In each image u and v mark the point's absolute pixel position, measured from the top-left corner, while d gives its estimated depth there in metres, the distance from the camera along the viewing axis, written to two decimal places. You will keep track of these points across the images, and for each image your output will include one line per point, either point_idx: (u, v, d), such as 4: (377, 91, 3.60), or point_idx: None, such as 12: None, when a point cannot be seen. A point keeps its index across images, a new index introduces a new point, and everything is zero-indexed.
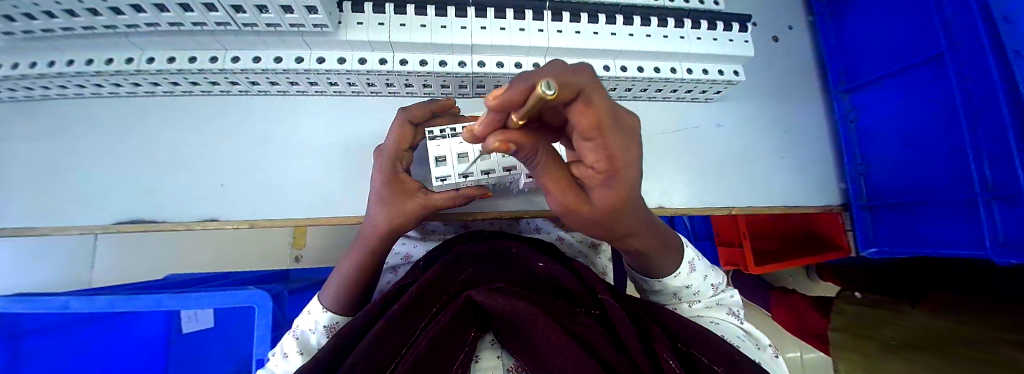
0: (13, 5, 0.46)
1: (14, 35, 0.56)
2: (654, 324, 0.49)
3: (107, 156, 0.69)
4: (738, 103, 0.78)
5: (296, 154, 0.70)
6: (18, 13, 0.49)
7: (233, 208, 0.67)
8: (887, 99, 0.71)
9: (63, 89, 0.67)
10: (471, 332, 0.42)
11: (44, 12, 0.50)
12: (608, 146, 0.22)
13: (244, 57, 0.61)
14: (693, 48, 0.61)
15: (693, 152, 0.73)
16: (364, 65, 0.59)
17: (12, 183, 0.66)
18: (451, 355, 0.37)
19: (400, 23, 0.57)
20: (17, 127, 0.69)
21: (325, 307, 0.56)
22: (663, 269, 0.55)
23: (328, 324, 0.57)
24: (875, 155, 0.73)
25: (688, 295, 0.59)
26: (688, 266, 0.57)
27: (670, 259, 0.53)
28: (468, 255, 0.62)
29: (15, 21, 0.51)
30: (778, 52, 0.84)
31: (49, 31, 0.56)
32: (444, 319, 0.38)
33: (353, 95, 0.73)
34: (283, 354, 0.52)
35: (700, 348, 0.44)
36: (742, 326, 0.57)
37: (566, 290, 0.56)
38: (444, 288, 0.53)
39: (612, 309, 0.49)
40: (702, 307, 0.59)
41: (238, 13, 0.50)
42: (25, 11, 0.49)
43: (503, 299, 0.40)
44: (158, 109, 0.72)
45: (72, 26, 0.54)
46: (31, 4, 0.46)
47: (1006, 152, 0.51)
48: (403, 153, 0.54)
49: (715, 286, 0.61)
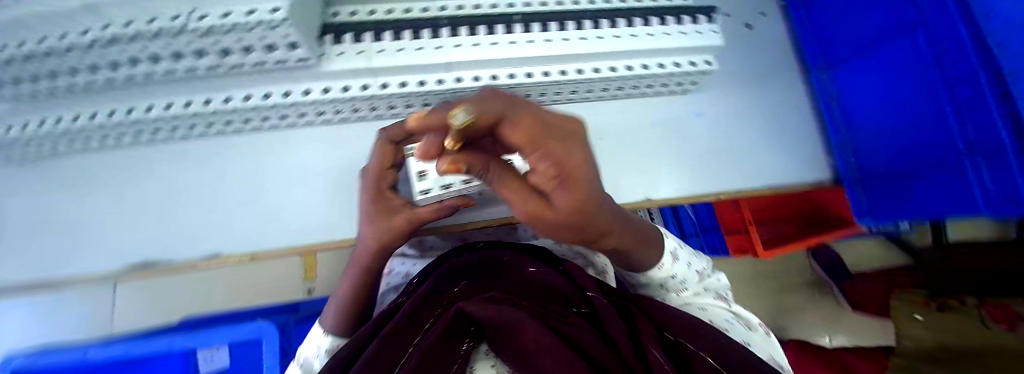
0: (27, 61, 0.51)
1: (26, 95, 0.61)
2: (642, 317, 0.50)
3: (113, 203, 0.72)
4: (718, 92, 0.79)
5: (292, 183, 0.72)
6: (32, 70, 0.53)
7: (236, 240, 0.69)
8: (869, 68, 0.70)
9: (71, 144, 0.71)
10: (465, 342, 0.43)
11: (55, 68, 0.55)
12: (553, 158, 0.18)
13: (234, 97, 0.64)
14: (662, 43, 0.62)
15: (677, 143, 0.74)
16: (347, 92, 0.61)
17: (25, 237, 0.70)
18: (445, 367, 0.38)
19: (378, 49, 0.59)
20: (30, 184, 0.73)
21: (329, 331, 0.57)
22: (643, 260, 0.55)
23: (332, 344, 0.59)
24: (858, 127, 0.74)
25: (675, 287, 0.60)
26: (671, 256, 0.57)
27: (651, 253, 0.53)
28: (461, 266, 0.63)
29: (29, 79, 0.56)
30: (750, 39, 0.85)
31: (55, 89, 0.60)
32: (434, 334, 0.40)
33: (342, 122, 0.76)
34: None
35: (685, 337, 0.46)
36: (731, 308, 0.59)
37: (558, 293, 0.57)
38: (439, 300, 0.55)
39: (602, 307, 0.51)
40: (691, 295, 0.61)
41: (228, 55, 0.55)
42: (36, 67, 0.54)
43: (490, 307, 0.41)
44: (160, 153, 0.76)
45: (77, 82, 0.58)
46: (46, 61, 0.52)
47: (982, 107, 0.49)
48: (388, 170, 0.54)
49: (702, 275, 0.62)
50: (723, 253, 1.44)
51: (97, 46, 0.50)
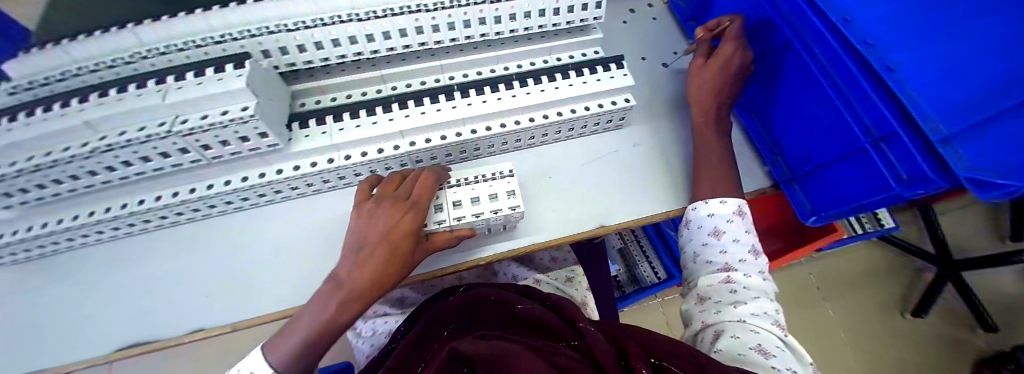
0: (45, 175, 0.62)
1: (43, 200, 0.71)
2: (631, 342, 0.52)
3: (103, 292, 0.77)
4: (651, 122, 0.88)
5: (270, 253, 0.78)
6: (51, 180, 0.64)
7: (215, 315, 0.73)
8: (771, 85, 0.82)
9: (70, 241, 0.78)
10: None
11: (72, 176, 0.65)
12: None
13: (217, 183, 0.73)
14: (581, 91, 0.72)
15: (621, 172, 0.81)
16: (314, 167, 0.70)
17: (21, 333, 0.74)
18: None
19: (339, 128, 0.70)
20: (34, 280, 0.79)
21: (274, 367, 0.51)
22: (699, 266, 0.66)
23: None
24: (779, 135, 0.83)
25: (718, 305, 0.57)
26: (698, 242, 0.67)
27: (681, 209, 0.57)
28: (453, 309, 0.67)
29: (48, 186, 0.66)
30: (672, 76, 0.94)
31: (73, 190, 0.71)
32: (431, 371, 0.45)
33: (315, 194, 0.84)
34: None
35: (671, 359, 0.46)
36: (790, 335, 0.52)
37: (547, 328, 0.58)
38: (430, 345, 0.58)
39: (593, 340, 0.51)
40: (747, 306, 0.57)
41: (208, 149, 0.65)
42: (54, 178, 0.64)
43: (488, 344, 0.46)
44: (150, 241, 0.82)
45: (90, 183, 0.69)
46: (61, 171, 0.62)
47: (867, 99, 0.58)
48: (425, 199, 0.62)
49: (748, 275, 0.60)
50: None
51: (94, 155, 0.59)
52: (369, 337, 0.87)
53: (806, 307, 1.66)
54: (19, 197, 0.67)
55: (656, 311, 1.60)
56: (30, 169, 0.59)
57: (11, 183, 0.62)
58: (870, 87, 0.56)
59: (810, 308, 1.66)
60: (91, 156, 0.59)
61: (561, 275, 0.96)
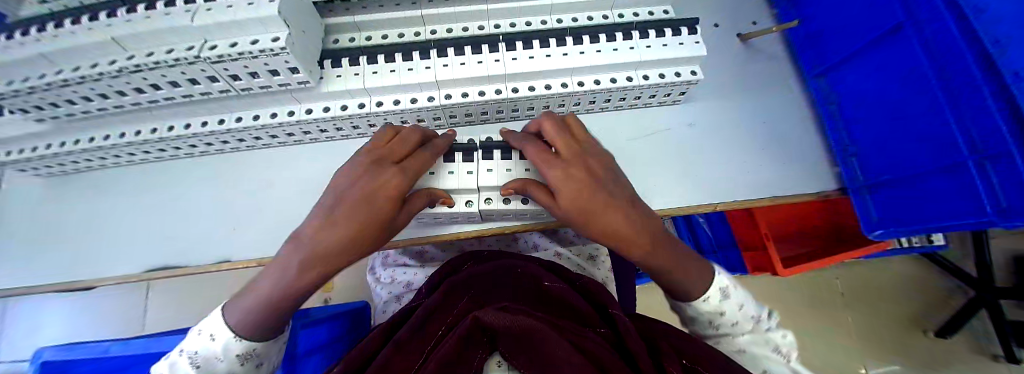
0: (75, 91, 0.60)
1: (77, 117, 0.71)
2: (663, 340, 0.49)
3: (139, 212, 0.80)
4: (708, 101, 0.79)
5: (296, 194, 0.78)
6: (81, 97, 0.62)
7: (242, 248, 0.74)
8: (868, 74, 0.70)
9: (106, 159, 0.80)
10: (477, 353, 0.43)
11: (100, 94, 0.63)
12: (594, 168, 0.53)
13: (246, 117, 0.71)
14: (643, 56, 0.64)
15: (668, 153, 0.74)
16: (345, 110, 0.67)
17: (70, 240, 0.79)
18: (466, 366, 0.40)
19: (373, 70, 0.65)
20: (77, 192, 0.83)
21: (235, 327, 0.45)
22: (696, 289, 0.52)
23: (242, 351, 0.47)
24: (858, 134, 0.72)
25: (726, 322, 0.53)
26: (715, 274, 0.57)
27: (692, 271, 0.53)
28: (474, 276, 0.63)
29: (79, 104, 0.65)
30: (741, 52, 0.84)
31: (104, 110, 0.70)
32: (451, 343, 0.41)
33: (344, 139, 0.82)
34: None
35: (706, 363, 0.43)
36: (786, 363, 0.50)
37: (573, 311, 0.56)
38: (448, 311, 0.54)
39: (625, 329, 0.48)
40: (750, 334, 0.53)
41: (235, 80, 0.61)
42: (83, 95, 0.63)
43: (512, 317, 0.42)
44: (180, 169, 0.83)
45: (120, 104, 0.67)
46: (90, 89, 0.60)
47: (985, 108, 0.50)
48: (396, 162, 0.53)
49: (741, 304, 0.53)
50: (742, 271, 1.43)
51: (121, 75, 0.56)
52: (388, 284, 0.92)
53: (809, 318, 1.60)
54: (53, 111, 0.67)
55: None
56: (60, 84, 0.57)
57: (43, 96, 0.61)
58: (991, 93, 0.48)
59: (814, 319, 1.60)
60: (117, 75, 0.56)
61: (583, 251, 0.94)
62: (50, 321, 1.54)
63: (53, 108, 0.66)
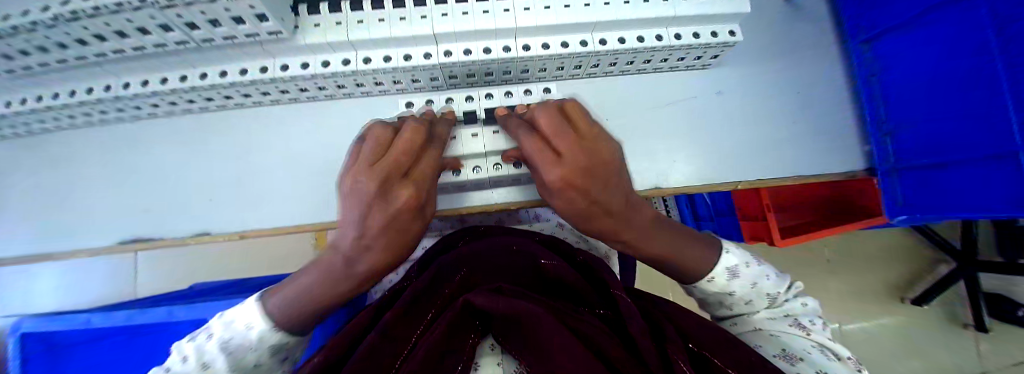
0: (2, 43, 0.50)
1: (14, 71, 0.61)
2: (667, 322, 0.46)
3: (109, 181, 0.73)
4: (739, 66, 0.71)
5: (280, 163, 0.71)
6: (9, 49, 0.52)
7: (225, 223, 0.68)
8: (914, 46, 0.63)
9: (59, 121, 0.71)
10: (469, 338, 0.40)
11: (35, 47, 0.53)
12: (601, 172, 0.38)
13: (213, 73, 0.62)
14: (678, 10, 0.55)
15: (690, 124, 0.68)
16: (327, 67, 0.58)
17: (36, 212, 0.73)
18: (452, 360, 0.37)
19: (358, 19, 0.55)
20: (34, 158, 0.75)
21: (268, 325, 0.46)
22: (700, 269, 0.49)
23: (276, 342, 0.48)
24: (897, 112, 0.67)
25: (738, 301, 0.51)
26: (728, 274, 0.50)
27: (695, 252, 0.49)
28: (467, 254, 0.59)
29: (10, 58, 0.55)
30: (779, 10, 0.74)
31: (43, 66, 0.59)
32: (435, 334, 0.36)
33: (329, 100, 0.73)
34: (182, 358, 0.45)
35: (714, 350, 0.40)
36: (809, 337, 0.45)
37: (572, 290, 0.52)
38: (438, 293, 0.51)
39: (626, 312, 0.44)
40: (764, 318, 0.50)
41: (194, 30, 0.51)
42: (14, 47, 0.52)
43: (504, 300, 0.38)
44: (147, 133, 0.74)
45: (63, 58, 0.57)
46: (23, 41, 0.50)
47: None
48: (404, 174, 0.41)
49: (755, 282, 0.50)
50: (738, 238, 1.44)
51: (56, 25, 0.46)
52: None
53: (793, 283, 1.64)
54: None
55: None
56: None
57: None
58: None
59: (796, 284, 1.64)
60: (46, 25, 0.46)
61: None
62: (40, 288, 1.51)
63: None
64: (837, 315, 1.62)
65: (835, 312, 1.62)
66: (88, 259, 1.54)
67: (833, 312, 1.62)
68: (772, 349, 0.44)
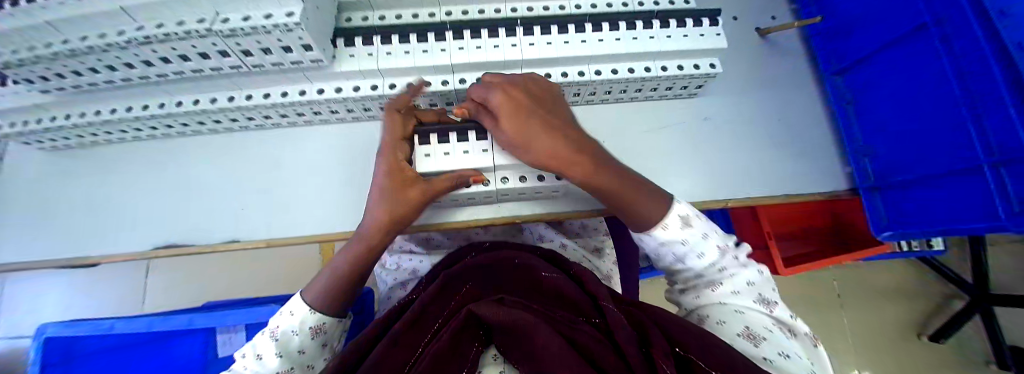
0: (80, 61, 0.58)
1: (80, 88, 0.69)
2: (653, 327, 0.44)
3: (147, 189, 0.80)
4: (723, 95, 0.78)
5: (304, 178, 0.77)
6: (85, 68, 0.60)
7: (248, 230, 0.74)
8: (888, 74, 0.69)
9: (110, 134, 0.79)
10: (475, 346, 0.42)
11: (106, 66, 0.61)
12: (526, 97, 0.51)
13: (256, 95, 0.70)
14: (663, 46, 0.63)
15: (681, 147, 0.74)
16: (357, 92, 0.66)
17: (75, 216, 0.79)
18: (461, 361, 0.39)
19: (387, 52, 0.64)
20: (82, 167, 0.82)
21: (313, 307, 0.54)
22: (648, 214, 0.51)
23: (315, 324, 0.54)
24: (877, 136, 0.72)
25: (691, 253, 0.52)
26: (679, 222, 0.50)
27: (648, 203, 0.51)
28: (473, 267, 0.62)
29: (84, 75, 0.63)
30: (758, 47, 0.83)
31: (108, 82, 0.68)
32: (446, 336, 0.39)
33: (353, 121, 0.81)
34: (242, 354, 0.52)
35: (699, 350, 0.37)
36: (771, 313, 0.46)
37: (568, 301, 0.53)
38: (445, 302, 0.53)
39: (614, 323, 0.44)
40: (726, 290, 0.49)
41: (246, 56, 0.60)
42: (90, 66, 0.61)
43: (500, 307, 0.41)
44: (186, 147, 0.82)
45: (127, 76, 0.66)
46: (95, 59, 0.58)
47: (1002, 112, 0.50)
48: (400, 142, 0.56)
49: (704, 234, 0.51)
50: None
51: (128, 47, 0.54)
52: (394, 271, 0.92)
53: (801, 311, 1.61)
54: (57, 82, 0.65)
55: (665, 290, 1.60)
56: (64, 54, 0.55)
57: (47, 67, 0.58)
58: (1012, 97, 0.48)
59: (808, 313, 1.61)
60: (122, 46, 0.54)
61: (589, 243, 0.94)
62: (50, 300, 1.54)
63: (57, 79, 0.64)
64: (855, 351, 1.56)
65: (853, 348, 1.56)
66: (99, 271, 1.58)
67: (852, 349, 1.56)
68: (737, 327, 0.43)
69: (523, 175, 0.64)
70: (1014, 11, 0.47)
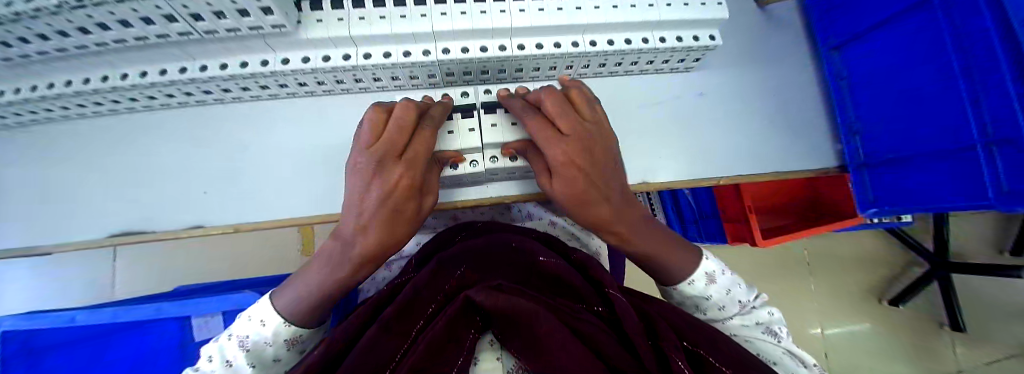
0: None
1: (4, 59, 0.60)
2: (661, 320, 0.45)
3: (98, 173, 0.72)
4: (720, 70, 0.75)
5: (275, 157, 0.71)
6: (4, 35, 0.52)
7: (218, 216, 0.68)
8: (886, 48, 0.67)
9: (49, 112, 0.70)
10: (470, 333, 0.40)
11: (32, 34, 0.53)
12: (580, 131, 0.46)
13: (213, 66, 0.63)
14: (662, 15, 0.59)
15: (674, 125, 0.71)
16: (328, 62, 0.60)
17: (18, 204, 0.71)
18: (455, 351, 0.36)
19: (360, 17, 0.57)
20: (20, 149, 0.73)
21: (286, 319, 0.48)
22: (673, 267, 0.53)
23: (289, 336, 0.50)
24: (869, 112, 0.71)
25: (712, 306, 0.54)
26: (706, 278, 0.53)
27: (681, 258, 0.53)
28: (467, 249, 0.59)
29: (5, 44, 0.54)
30: (757, 19, 0.80)
31: (37, 54, 0.59)
32: (438, 327, 0.37)
33: (327, 95, 0.75)
34: (207, 357, 0.48)
35: (709, 349, 0.40)
36: (780, 345, 0.50)
37: (568, 287, 0.52)
38: (439, 286, 0.51)
39: (621, 311, 0.43)
40: (739, 325, 0.53)
41: (197, 21, 0.52)
42: (10, 33, 0.52)
43: (504, 299, 0.38)
44: (141, 126, 0.74)
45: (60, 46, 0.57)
46: (17, 26, 0.50)
47: (1002, 92, 0.49)
48: (398, 161, 0.44)
49: (728, 288, 0.54)
50: (720, 240, 1.48)
51: (58, 13, 0.46)
52: None
53: (774, 281, 1.69)
54: None
55: None
56: None
57: None
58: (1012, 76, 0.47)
59: (783, 286, 1.69)
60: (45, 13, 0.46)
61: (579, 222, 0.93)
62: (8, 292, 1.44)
63: None
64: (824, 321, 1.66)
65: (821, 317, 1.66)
66: (60, 260, 1.47)
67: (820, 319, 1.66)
68: None
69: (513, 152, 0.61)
70: None
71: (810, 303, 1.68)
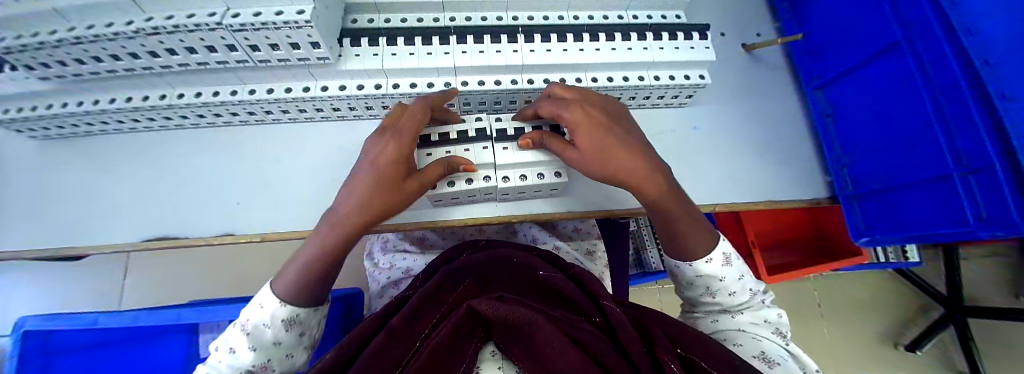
0: (86, 50, 0.58)
1: (80, 77, 0.69)
2: (656, 330, 0.47)
3: (142, 181, 0.79)
4: (712, 105, 0.82)
5: (304, 173, 0.78)
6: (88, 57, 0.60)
7: (246, 225, 0.74)
8: (862, 89, 0.74)
9: (107, 125, 0.78)
10: (472, 343, 0.43)
11: (111, 56, 0.61)
12: (591, 103, 0.57)
13: (259, 89, 0.71)
14: (656, 57, 0.66)
15: (671, 154, 0.77)
16: (361, 90, 0.68)
17: (65, 207, 0.77)
18: (456, 358, 0.39)
19: (392, 52, 0.66)
20: (74, 157, 0.81)
21: (280, 298, 0.49)
22: (688, 243, 0.55)
23: (288, 317, 0.50)
24: (854, 147, 0.76)
25: (723, 289, 0.55)
26: (722, 258, 0.55)
27: (696, 235, 0.55)
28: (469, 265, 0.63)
29: (86, 64, 0.63)
30: (745, 61, 0.88)
31: (109, 72, 0.68)
32: (443, 333, 0.39)
33: (355, 120, 0.83)
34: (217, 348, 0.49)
35: (701, 354, 0.40)
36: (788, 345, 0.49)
37: (568, 300, 0.55)
38: (443, 298, 0.54)
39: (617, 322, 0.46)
40: (747, 320, 0.53)
41: (254, 51, 0.61)
42: (94, 55, 0.61)
43: (504, 307, 0.42)
44: (185, 139, 0.82)
45: (131, 67, 0.66)
46: (101, 49, 0.58)
47: (972, 128, 0.54)
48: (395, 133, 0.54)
49: (740, 275, 0.55)
50: None
51: (137, 37, 0.54)
52: (386, 269, 0.92)
53: None
54: (60, 70, 0.65)
55: (654, 297, 1.63)
56: (70, 43, 0.55)
57: (54, 55, 0.58)
58: (977, 113, 0.52)
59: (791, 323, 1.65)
60: (130, 37, 0.54)
61: (581, 246, 0.96)
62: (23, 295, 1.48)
63: (59, 67, 0.64)
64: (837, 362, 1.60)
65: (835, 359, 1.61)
66: (78, 266, 1.53)
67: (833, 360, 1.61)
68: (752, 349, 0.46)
69: (522, 172, 0.67)
70: (980, 31, 0.52)
71: (820, 341, 1.63)
